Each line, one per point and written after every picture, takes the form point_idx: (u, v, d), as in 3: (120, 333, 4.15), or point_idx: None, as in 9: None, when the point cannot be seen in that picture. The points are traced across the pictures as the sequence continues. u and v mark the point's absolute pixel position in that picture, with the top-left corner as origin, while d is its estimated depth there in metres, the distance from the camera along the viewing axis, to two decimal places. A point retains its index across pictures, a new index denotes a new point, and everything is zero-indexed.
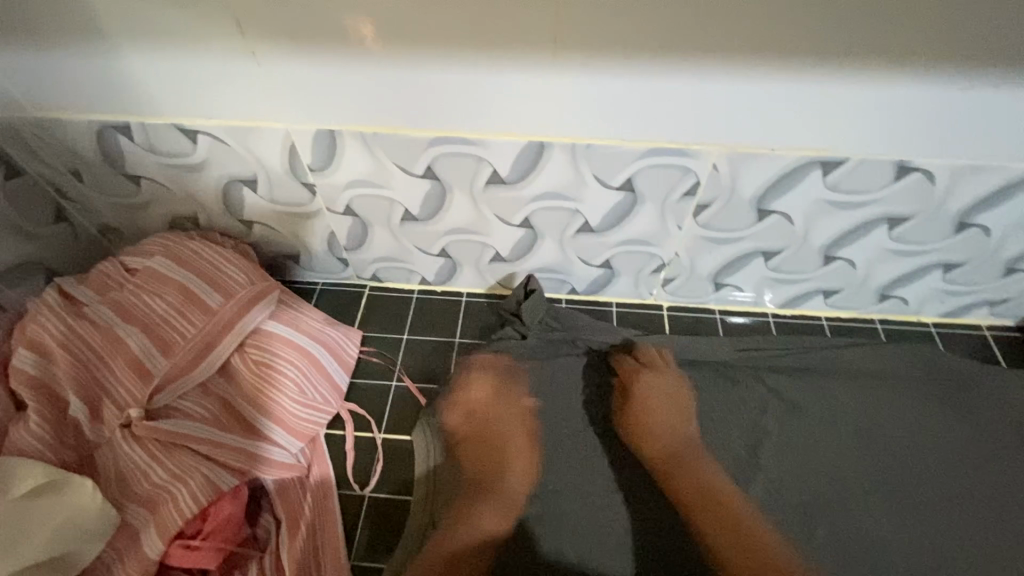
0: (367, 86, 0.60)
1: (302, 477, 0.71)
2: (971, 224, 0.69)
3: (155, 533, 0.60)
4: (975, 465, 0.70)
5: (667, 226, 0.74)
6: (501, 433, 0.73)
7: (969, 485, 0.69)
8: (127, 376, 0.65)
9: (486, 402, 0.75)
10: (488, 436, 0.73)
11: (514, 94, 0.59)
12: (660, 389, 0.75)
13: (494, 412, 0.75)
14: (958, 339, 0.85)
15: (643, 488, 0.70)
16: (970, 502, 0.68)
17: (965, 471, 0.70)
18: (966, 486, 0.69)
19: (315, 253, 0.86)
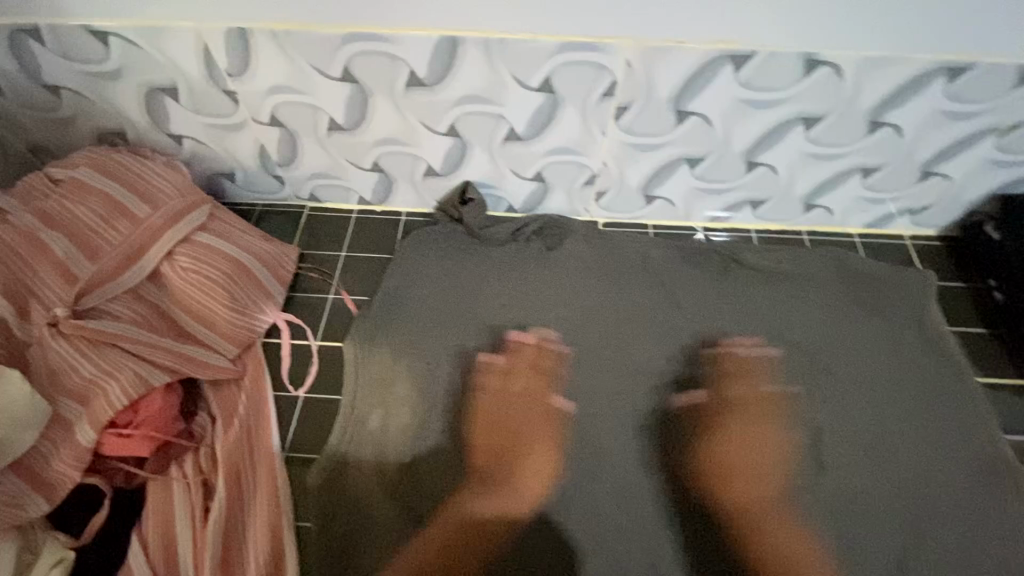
0: None
1: (238, 379, 0.73)
2: (884, 122, 0.70)
3: (86, 422, 0.63)
4: (871, 349, 0.79)
5: (592, 132, 0.74)
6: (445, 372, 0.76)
7: (871, 367, 0.78)
8: (54, 278, 0.66)
9: (528, 392, 0.75)
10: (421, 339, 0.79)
11: None
12: (758, 441, 0.72)
13: (512, 420, 0.73)
14: (881, 249, 0.88)
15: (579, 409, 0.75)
16: (870, 381, 0.77)
17: (866, 353, 0.79)
18: (870, 369, 0.78)
19: (250, 170, 0.85)
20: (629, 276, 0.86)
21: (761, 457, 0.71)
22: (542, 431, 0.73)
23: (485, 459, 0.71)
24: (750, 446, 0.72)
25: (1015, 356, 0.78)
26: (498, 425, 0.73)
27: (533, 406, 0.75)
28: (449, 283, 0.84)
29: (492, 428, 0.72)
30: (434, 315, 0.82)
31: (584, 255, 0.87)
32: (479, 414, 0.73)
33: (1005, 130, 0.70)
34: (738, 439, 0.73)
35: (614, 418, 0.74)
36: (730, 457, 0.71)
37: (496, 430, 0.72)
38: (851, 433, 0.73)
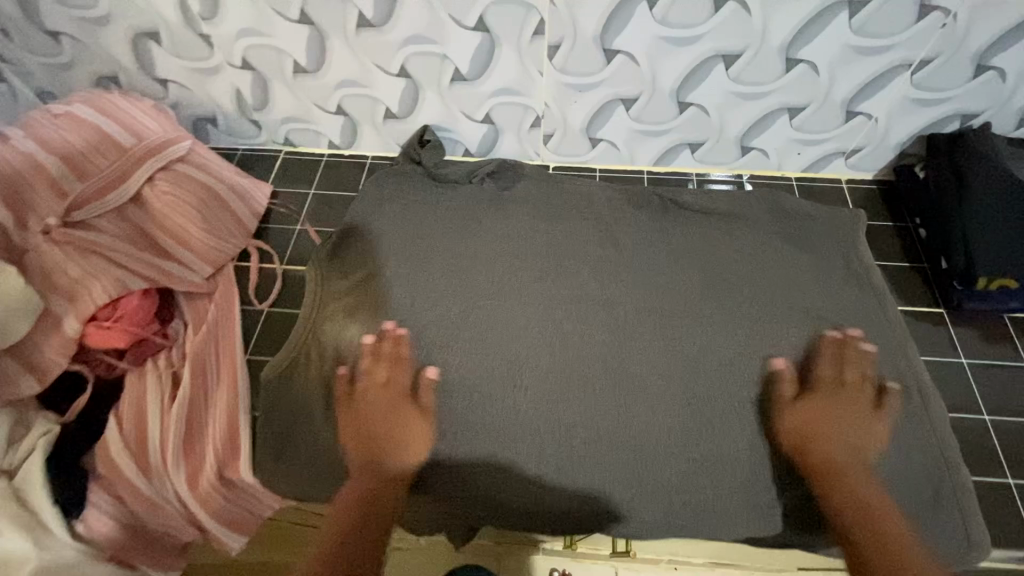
0: None
1: (210, 293, 0.82)
2: (797, 60, 0.76)
3: (74, 314, 0.72)
4: (799, 281, 0.83)
5: (530, 72, 0.81)
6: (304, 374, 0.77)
7: (797, 298, 0.81)
8: (48, 194, 0.76)
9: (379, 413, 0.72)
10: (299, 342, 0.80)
11: None
12: (824, 441, 0.68)
13: (388, 397, 0.73)
14: (818, 192, 0.92)
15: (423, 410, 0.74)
16: (795, 312, 0.80)
17: (792, 285, 0.83)
18: (796, 302, 0.81)
19: (229, 114, 0.94)
20: (574, 216, 0.91)
21: (832, 431, 0.69)
22: (409, 412, 0.72)
23: (356, 446, 0.71)
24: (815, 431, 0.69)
25: (934, 287, 0.82)
26: (391, 420, 0.72)
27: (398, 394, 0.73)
28: (403, 215, 0.90)
29: (375, 412, 0.72)
30: (389, 245, 0.88)
31: (533, 194, 0.93)
32: (353, 414, 0.72)
33: (917, 67, 0.75)
34: (819, 441, 0.69)
35: (527, 349, 0.79)
36: (802, 432, 0.70)
37: (357, 416, 0.72)
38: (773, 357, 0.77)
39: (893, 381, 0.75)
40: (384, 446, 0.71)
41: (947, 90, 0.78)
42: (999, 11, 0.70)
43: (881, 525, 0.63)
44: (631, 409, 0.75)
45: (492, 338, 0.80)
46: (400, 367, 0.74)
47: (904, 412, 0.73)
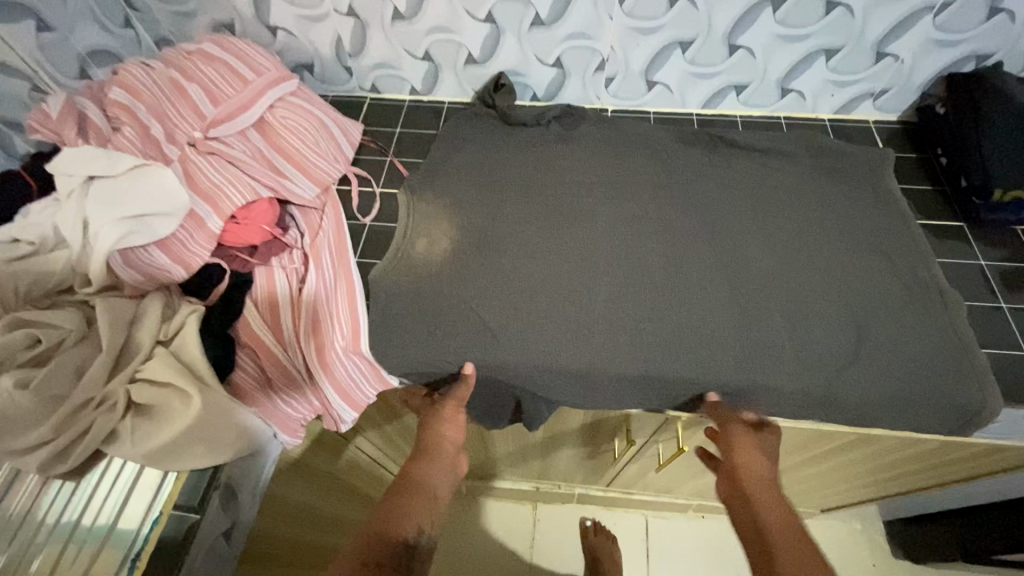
0: None
1: (320, 208, 0.94)
2: (836, 3, 0.87)
3: (215, 213, 0.84)
4: (835, 204, 0.94)
5: (601, 17, 0.93)
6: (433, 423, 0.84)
7: (834, 218, 0.92)
8: (190, 114, 0.88)
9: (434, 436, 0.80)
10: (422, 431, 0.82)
11: None
12: (750, 465, 0.77)
13: (439, 430, 0.81)
14: (849, 131, 1.04)
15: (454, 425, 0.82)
16: (833, 228, 0.91)
17: (829, 208, 0.93)
18: (834, 220, 0.92)
19: (326, 61, 1.07)
20: (632, 149, 1.02)
21: (758, 472, 0.76)
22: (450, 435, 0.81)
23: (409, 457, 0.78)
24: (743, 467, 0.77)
25: (955, 206, 0.94)
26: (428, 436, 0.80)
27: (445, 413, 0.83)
28: (484, 149, 1.02)
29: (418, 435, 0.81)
30: (469, 175, 1.00)
31: (596, 131, 1.04)
32: (424, 430, 0.82)
33: (939, 9, 0.87)
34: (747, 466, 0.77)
35: (619, 257, 0.91)
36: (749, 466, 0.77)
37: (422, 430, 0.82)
38: (815, 263, 0.88)
39: (924, 288, 0.85)
40: (418, 457, 0.77)
41: (964, 32, 0.90)
42: None
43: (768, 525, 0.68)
44: (695, 306, 0.86)
45: (575, 243, 0.92)
46: (452, 411, 0.82)
47: (933, 307, 0.83)
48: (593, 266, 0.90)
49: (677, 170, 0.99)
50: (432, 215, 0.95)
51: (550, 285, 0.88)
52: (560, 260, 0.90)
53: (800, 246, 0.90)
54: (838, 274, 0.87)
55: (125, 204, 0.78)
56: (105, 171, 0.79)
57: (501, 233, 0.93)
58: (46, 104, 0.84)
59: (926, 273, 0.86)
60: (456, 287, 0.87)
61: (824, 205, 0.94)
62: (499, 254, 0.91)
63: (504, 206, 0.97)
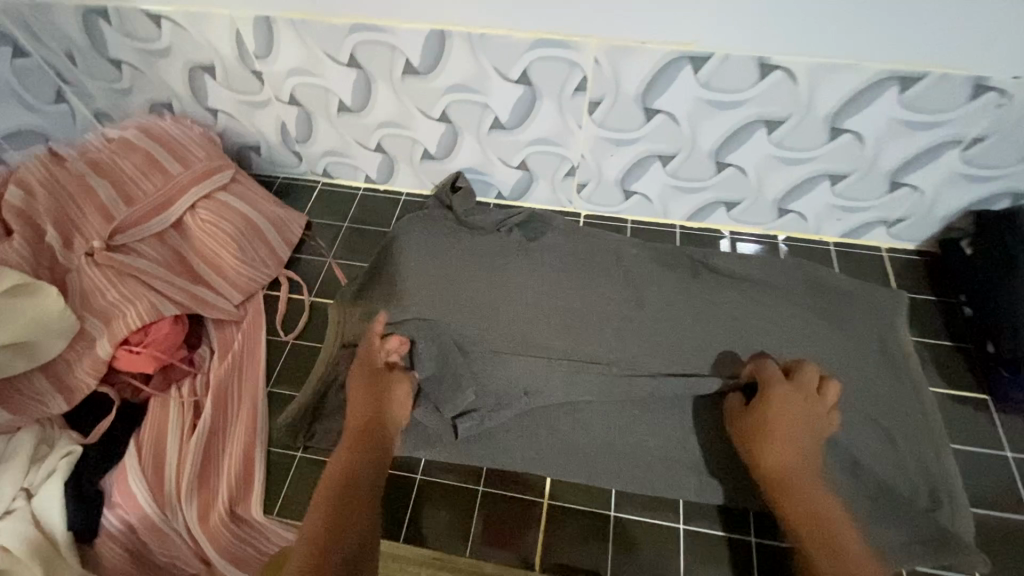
0: None
1: (238, 320, 0.83)
2: (843, 129, 0.74)
3: (106, 338, 0.74)
4: (838, 360, 0.77)
5: (569, 125, 0.81)
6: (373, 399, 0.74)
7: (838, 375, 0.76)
8: (96, 218, 0.79)
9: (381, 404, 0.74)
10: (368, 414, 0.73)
11: None
12: (777, 438, 0.64)
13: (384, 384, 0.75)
14: (856, 259, 0.89)
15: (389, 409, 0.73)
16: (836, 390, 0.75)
17: (832, 363, 0.77)
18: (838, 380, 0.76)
19: (273, 144, 0.97)
20: (604, 270, 0.88)
21: (788, 446, 0.64)
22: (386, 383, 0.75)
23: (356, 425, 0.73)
24: (768, 433, 0.65)
25: (976, 370, 0.79)
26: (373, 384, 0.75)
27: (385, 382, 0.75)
28: (436, 254, 0.88)
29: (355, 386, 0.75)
30: (410, 290, 0.85)
31: (564, 242, 0.91)
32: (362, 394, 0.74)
33: (969, 144, 0.73)
34: (771, 439, 0.64)
35: (570, 409, 0.77)
36: (773, 436, 0.65)
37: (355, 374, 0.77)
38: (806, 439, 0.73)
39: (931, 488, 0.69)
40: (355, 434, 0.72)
41: (999, 167, 0.75)
42: None
43: (832, 528, 0.59)
44: (652, 481, 0.72)
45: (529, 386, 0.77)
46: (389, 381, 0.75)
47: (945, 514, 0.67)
48: (542, 419, 0.76)
49: (647, 303, 0.84)
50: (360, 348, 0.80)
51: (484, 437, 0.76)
52: (505, 406, 0.76)
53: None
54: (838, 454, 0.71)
55: None
56: None
57: (437, 366, 0.78)
58: None
59: (935, 466, 0.70)
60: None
61: (826, 359, 0.78)
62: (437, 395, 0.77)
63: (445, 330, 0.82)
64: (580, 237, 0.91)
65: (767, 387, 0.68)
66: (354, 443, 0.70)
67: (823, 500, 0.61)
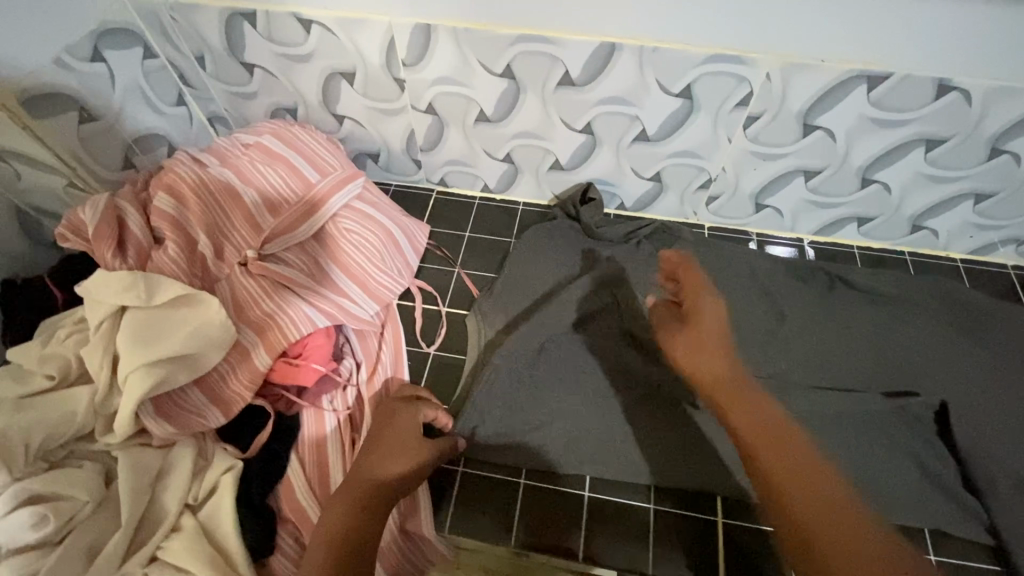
0: None
1: (378, 331, 0.82)
2: (1003, 150, 0.74)
3: (264, 350, 0.73)
4: (993, 380, 0.77)
5: (718, 138, 0.81)
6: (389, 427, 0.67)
7: (994, 394, 0.76)
8: (244, 227, 0.79)
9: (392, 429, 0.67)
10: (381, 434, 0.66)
11: None
12: (691, 359, 0.54)
13: (396, 432, 0.66)
14: (984, 275, 0.90)
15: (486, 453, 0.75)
16: (994, 411, 0.75)
17: (986, 384, 0.77)
18: (994, 400, 0.76)
19: (394, 152, 0.95)
20: (743, 285, 0.87)
21: (713, 372, 0.53)
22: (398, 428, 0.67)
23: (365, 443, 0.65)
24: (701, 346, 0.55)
25: None
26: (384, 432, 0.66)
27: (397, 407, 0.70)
28: (569, 267, 0.89)
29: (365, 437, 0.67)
30: (549, 303, 0.85)
31: (696, 254, 0.90)
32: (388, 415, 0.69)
33: None
34: (688, 354, 0.54)
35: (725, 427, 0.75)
36: (713, 375, 0.53)
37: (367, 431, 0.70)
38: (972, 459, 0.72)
39: None
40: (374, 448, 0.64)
41: None
42: None
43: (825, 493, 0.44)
44: None
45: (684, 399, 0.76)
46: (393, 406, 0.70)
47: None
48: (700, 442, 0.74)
49: (790, 317, 0.84)
50: (508, 362, 0.80)
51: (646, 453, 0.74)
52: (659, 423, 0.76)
53: (959, 431, 0.74)
54: (1005, 476, 0.71)
55: (158, 344, 0.67)
56: (141, 301, 0.68)
57: (588, 380, 0.79)
58: (82, 210, 0.73)
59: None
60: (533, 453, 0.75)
61: (979, 376, 0.77)
62: (591, 416, 0.76)
63: (592, 345, 0.81)
64: (711, 249, 0.90)
65: (689, 322, 0.57)
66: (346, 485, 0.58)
67: (780, 446, 0.46)
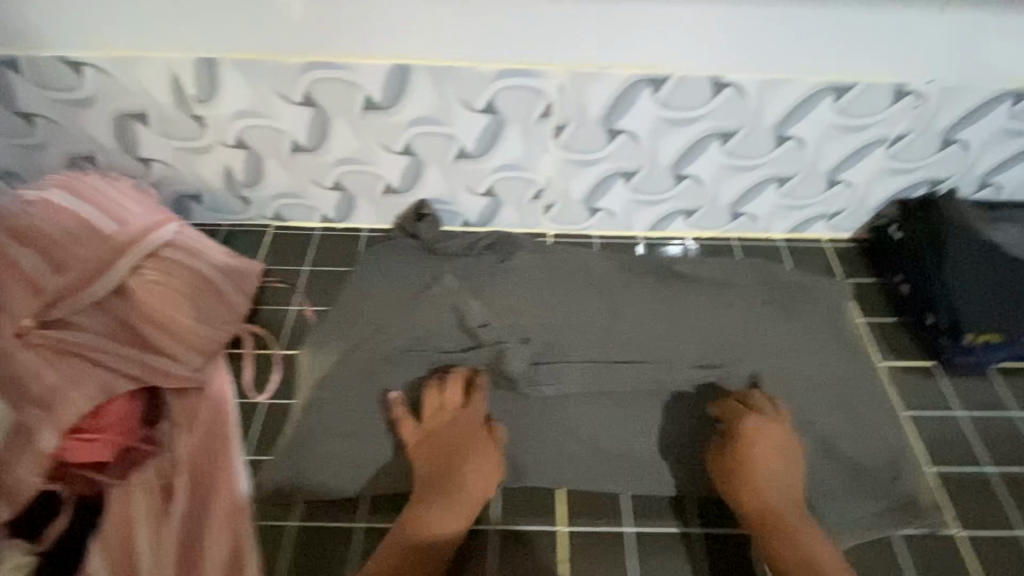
0: (238, 22, 0.69)
1: (199, 387, 0.76)
2: (788, 136, 0.79)
3: (49, 427, 0.65)
4: (802, 352, 0.83)
5: (534, 149, 0.82)
6: (459, 464, 0.69)
7: (804, 365, 0.82)
8: (20, 292, 0.69)
9: (473, 454, 0.70)
10: (450, 459, 0.69)
11: (355, 18, 0.68)
12: (754, 461, 0.68)
13: (462, 450, 0.70)
14: (803, 251, 0.97)
15: (327, 489, 0.70)
16: (803, 379, 0.81)
17: (796, 354, 0.83)
18: (805, 367, 0.82)
19: (217, 191, 0.90)
20: (581, 287, 0.90)
21: (767, 471, 0.68)
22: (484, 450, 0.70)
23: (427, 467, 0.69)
24: (745, 451, 0.69)
25: (923, 343, 0.86)
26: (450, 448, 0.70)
27: (466, 425, 0.72)
28: (407, 288, 0.87)
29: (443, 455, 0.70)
30: (387, 327, 0.83)
31: (532, 261, 0.92)
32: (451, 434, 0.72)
33: (892, 141, 0.81)
34: (743, 480, 0.68)
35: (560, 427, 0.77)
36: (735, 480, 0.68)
37: (437, 448, 0.70)
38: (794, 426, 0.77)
39: (905, 459, 0.74)
40: (433, 477, 0.68)
41: (918, 161, 0.84)
42: (966, 94, 0.75)
43: (810, 556, 0.61)
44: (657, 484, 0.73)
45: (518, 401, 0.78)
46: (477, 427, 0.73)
47: (912, 469, 0.74)
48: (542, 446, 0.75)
49: (622, 313, 0.88)
50: (337, 391, 0.78)
51: (524, 453, 0.75)
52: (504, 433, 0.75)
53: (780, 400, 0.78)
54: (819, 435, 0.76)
55: None
56: None
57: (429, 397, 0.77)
58: None
59: (891, 433, 0.76)
60: (364, 483, 0.71)
61: (788, 347, 0.84)
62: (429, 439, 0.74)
63: (428, 362, 0.81)
64: (547, 256, 0.93)
65: (737, 426, 0.71)
66: (395, 538, 0.64)
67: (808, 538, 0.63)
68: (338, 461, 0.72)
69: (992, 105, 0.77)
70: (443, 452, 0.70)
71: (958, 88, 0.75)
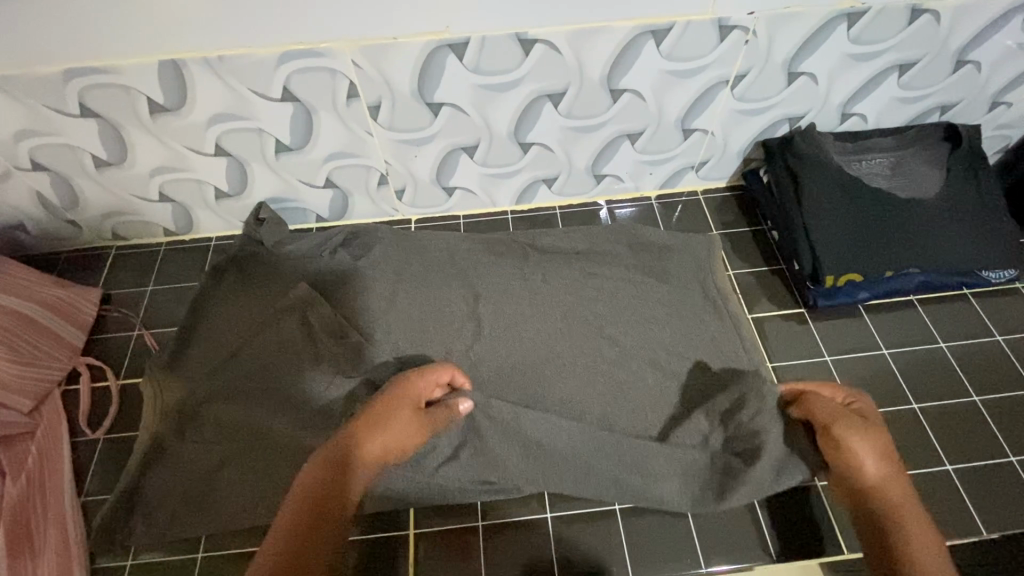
0: None
1: (30, 431, 0.72)
2: (622, 89, 0.74)
3: None
4: (668, 315, 0.80)
5: (358, 133, 0.76)
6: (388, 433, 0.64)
7: (668, 329, 0.79)
8: None
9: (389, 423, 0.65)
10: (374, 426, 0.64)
11: (96, 16, 0.61)
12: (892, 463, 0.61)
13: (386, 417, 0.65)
14: (678, 206, 0.93)
15: (168, 524, 0.67)
16: (670, 345, 0.78)
17: (661, 319, 0.80)
18: (669, 331, 0.79)
19: (39, 218, 0.84)
20: (444, 273, 0.84)
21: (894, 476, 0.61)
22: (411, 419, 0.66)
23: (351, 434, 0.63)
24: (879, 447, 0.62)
25: (791, 286, 0.84)
26: (387, 417, 0.65)
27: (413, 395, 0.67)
28: (256, 299, 0.82)
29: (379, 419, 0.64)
30: (235, 344, 0.78)
31: (390, 251, 0.86)
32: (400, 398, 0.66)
33: (734, 81, 0.76)
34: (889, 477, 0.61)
35: None
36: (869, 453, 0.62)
37: (378, 418, 0.65)
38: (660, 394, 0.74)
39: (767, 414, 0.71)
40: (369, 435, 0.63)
41: (768, 99, 0.79)
42: (797, 22, 0.70)
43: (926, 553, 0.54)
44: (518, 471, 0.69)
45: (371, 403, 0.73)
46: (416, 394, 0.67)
47: None
48: None
49: (484, 295, 0.82)
50: (177, 420, 0.73)
51: None
52: None
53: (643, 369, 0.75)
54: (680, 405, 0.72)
55: None
56: None
57: (274, 413, 0.72)
58: None
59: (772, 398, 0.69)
60: (201, 514, 0.68)
61: (654, 314, 0.80)
62: (274, 458, 0.70)
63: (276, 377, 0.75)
64: (407, 242, 0.87)
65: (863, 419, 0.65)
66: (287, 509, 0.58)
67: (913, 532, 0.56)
68: (178, 495, 0.69)
69: (828, 29, 0.71)
70: (378, 421, 0.64)
71: (786, 15, 0.69)
